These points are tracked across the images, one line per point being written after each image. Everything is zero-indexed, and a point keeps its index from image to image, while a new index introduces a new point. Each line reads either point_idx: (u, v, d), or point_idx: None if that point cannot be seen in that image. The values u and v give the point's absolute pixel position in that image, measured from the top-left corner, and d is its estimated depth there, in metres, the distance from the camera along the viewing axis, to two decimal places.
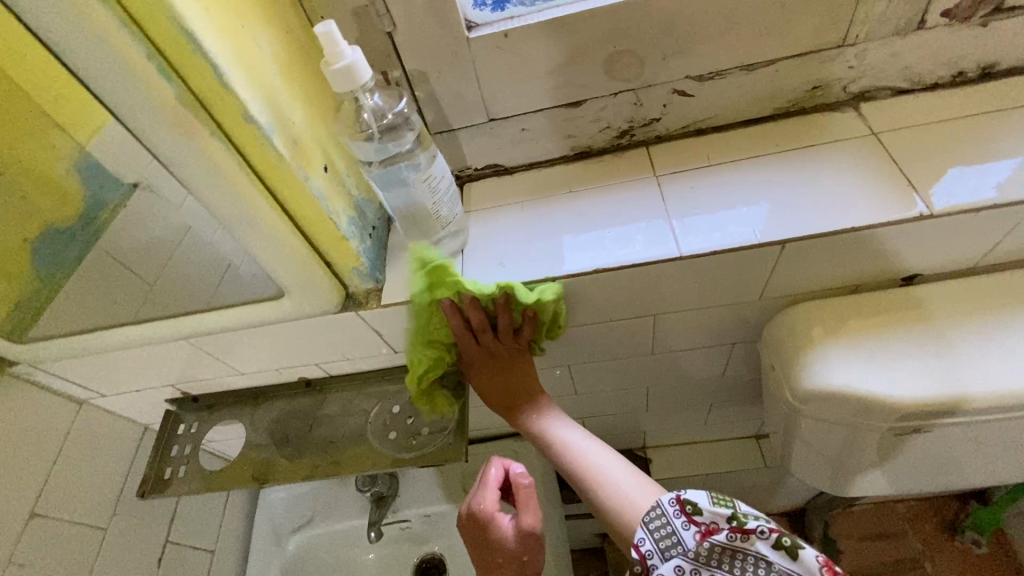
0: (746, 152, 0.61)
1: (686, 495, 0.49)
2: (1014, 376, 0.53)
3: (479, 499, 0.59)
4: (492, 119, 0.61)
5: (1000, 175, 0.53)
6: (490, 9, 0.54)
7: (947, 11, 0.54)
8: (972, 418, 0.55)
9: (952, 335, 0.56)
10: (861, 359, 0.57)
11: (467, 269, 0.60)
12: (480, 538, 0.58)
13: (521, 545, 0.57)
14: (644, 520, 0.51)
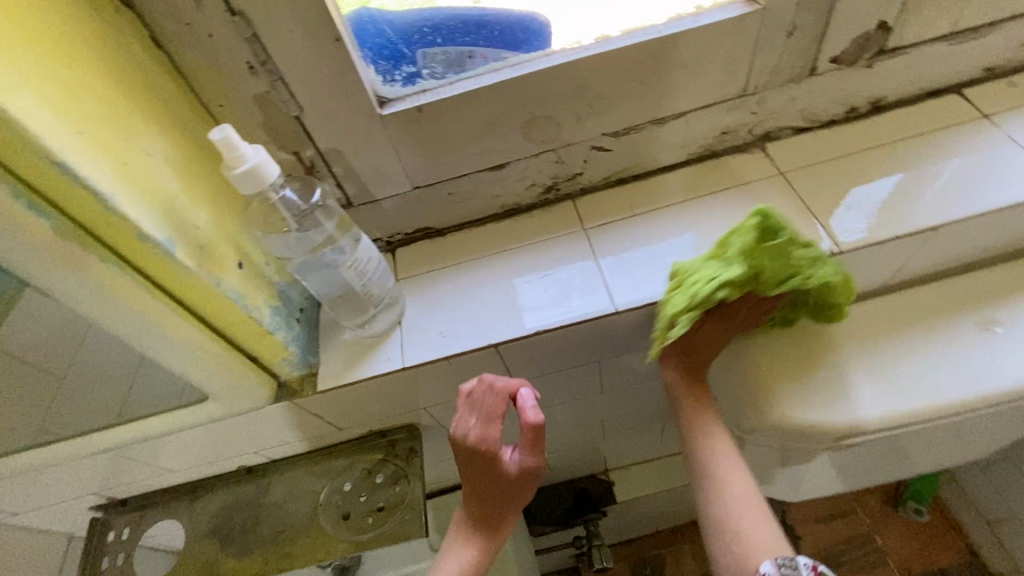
0: (668, 200, 0.63)
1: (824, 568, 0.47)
2: (939, 390, 0.56)
3: (474, 436, 0.52)
4: (415, 187, 0.60)
5: (897, 206, 0.57)
6: (401, 84, 0.53)
7: (834, 57, 0.57)
8: (883, 433, 0.56)
9: (882, 356, 0.59)
10: (811, 389, 0.58)
11: (408, 346, 0.57)
12: (471, 468, 0.55)
13: (520, 480, 0.55)
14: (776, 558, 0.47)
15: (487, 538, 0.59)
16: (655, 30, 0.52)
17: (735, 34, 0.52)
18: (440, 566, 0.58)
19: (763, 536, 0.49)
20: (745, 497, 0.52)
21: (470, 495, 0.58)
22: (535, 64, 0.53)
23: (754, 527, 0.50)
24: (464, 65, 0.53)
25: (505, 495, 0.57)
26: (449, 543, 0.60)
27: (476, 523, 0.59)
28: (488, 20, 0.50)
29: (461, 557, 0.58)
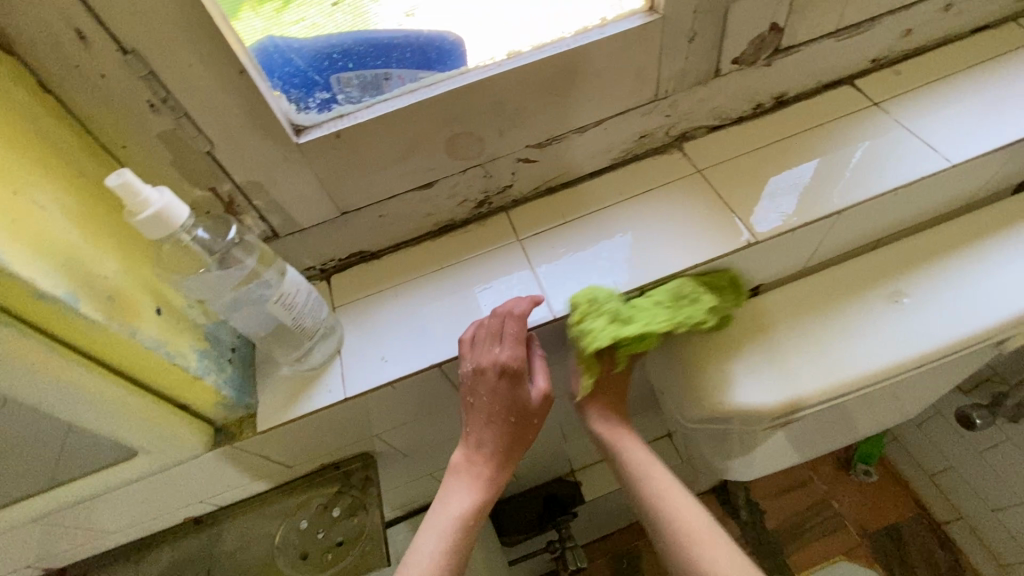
0: (597, 204, 0.65)
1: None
2: (858, 358, 0.60)
3: (497, 359, 0.54)
4: (343, 213, 0.59)
5: (803, 195, 0.60)
6: (317, 111, 0.52)
7: (735, 59, 0.60)
8: (810, 408, 0.60)
9: (796, 335, 0.63)
10: (758, 369, 0.61)
11: (350, 374, 0.57)
12: (487, 397, 0.56)
13: (538, 407, 0.57)
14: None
15: (488, 483, 0.58)
16: (564, 43, 0.53)
17: (641, 43, 0.54)
18: (438, 513, 0.57)
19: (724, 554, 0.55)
20: (695, 518, 0.58)
21: (477, 435, 0.58)
22: (450, 83, 0.53)
23: (719, 561, 0.55)
24: (379, 87, 0.53)
25: (514, 430, 0.58)
26: (445, 493, 0.58)
27: (477, 467, 0.58)
28: (397, 42, 0.50)
29: (461, 503, 0.57)
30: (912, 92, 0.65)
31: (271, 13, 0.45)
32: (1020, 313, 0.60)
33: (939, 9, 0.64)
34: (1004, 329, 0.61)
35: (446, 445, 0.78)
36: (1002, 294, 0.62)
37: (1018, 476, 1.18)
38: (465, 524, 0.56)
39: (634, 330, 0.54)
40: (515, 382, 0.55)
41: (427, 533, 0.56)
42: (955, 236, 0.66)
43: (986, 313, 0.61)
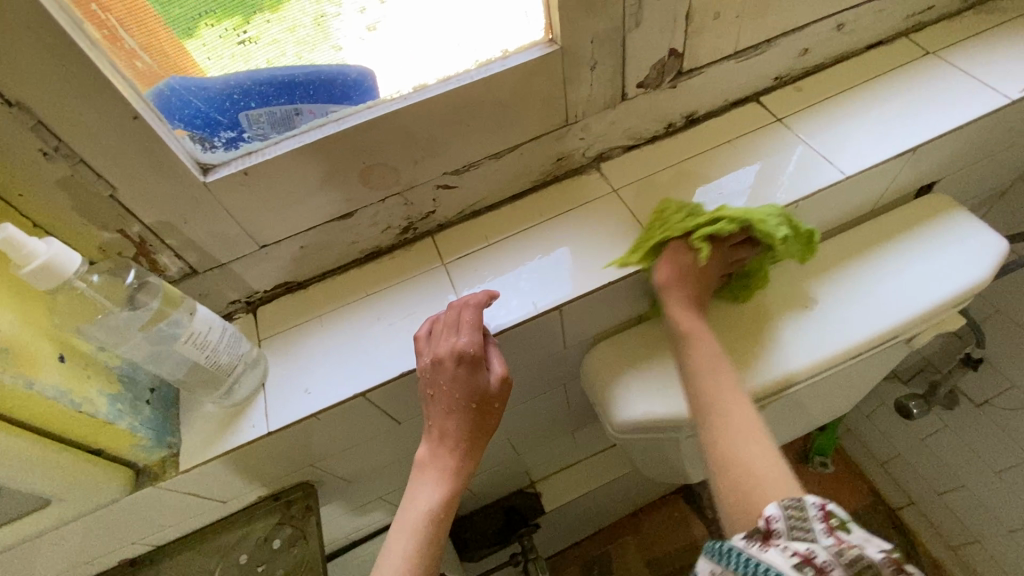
0: (520, 226, 0.67)
1: (832, 509, 0.46)
2: (786, 355, 0.62)
3: (455, 346, 0.54)
4: (262, 246, 0.59)
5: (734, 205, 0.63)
6: (223, 149, 0.53)
7: (639, 83, 0.62)
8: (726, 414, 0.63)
9: (719, 340, 0.65)
10: (678, 382, 0.64)
11: (274, 408, 0.57)
12: (448, 386, 0.54)
13: (497, 393, 0.55)
14: (781, 501, 0.46)
15: (454, 476, 0.55)
16: (468, 76, 0.55)
17: (543, 73, 0.56)
18: (405, 513, 0.54)
19: (767, 470, 0.49)
20: (747, 428, 0.52)
21: (440, 427, 0.55)
22: (358, 116, 0.54)
23: (759, 458, 0.50)
24: (286, 123, 0.54)
25: (478, 417, 0.55)
26: (411, 492, 0.55)
27: (442, 460, 0.55)
28: (298, 80, 0.51)
29: (428, 500, 0.54)
30: (812, 108, 0.69)
31: (230, 29, 0.46)
32: (936, 305, 0.64)
33: (832, 29, 0.67)
34: (909, 324, 0.64)
35: (392, 466, 0.78)
36: (906, 291, 0.65)
37: (958, 460, 1.23)
38: (433, 521, 0.53)
39: (704, 216, 0.59)
40: (474, 367, 0.54)
41: (397, 534, 0.53)
42: (862, 239, 0.70)
43: (893, 311, 0.64)
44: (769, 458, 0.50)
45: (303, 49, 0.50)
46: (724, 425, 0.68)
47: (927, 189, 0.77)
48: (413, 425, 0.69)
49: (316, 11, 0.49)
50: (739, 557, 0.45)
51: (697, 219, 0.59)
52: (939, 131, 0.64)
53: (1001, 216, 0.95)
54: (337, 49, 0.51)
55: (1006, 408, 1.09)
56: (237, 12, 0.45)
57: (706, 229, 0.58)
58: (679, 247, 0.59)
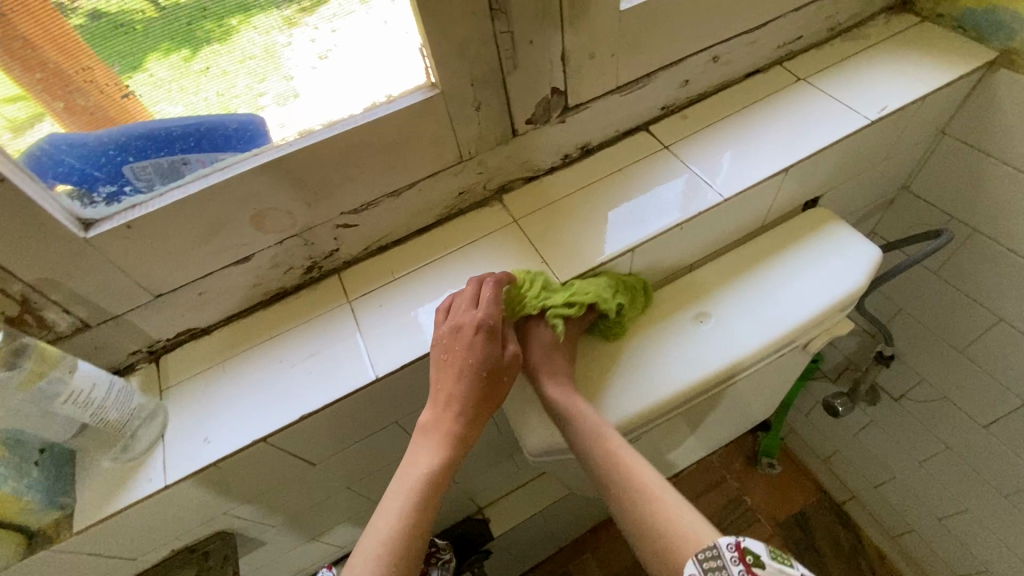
0: (426, 259, 0.68)
1: (749, 545, 0.48)
2: (705, 357, 0.66)
3: (476, 315, 0.57)
4: (158, 295, 0.59)
5: (643, 227, 0.67)
6: (104, 204, 0.53)
7: (529, 119, 0.65)
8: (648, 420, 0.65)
9: (643, 346, 0.68)
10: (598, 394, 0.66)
11: (171, 461, 0.57)
12: (463, 354, 0.57)
13: (507, 366, 0.59)
14: (697, 556, 0.50)
15: (455, 445, 0.56)
16: (353, 121, 0.57)
17: (429, 115, 0.59)
18: (405, 475, 0.55)
19: (674, 523, 0.53)
20: (655, 482, 0.56)
21: (448, 393, 0.57)
22: (245, 164, 0.55)
23: (675, 514, 0.54)
24: (171, 174, 0.54)
25: (488, 387, 0.58)
26: (412, 456, 0.56)
27: (446, 426, 0.56)
28: (175, 134, 0.52)
29: (427, 464, 0.55)
30: (696, 135, 0.74)
31: (177, 63, 0.48)
32: (841, 296, 0.69)
33: (708, 61, 0.73)
34: (765, 352, 0.67)
35: (317, 504, 0.77)
36: (758, 323, 0.68)
37: (887, 452, 1.29)
38: (431, 483, 0.54)
39: (556, 298, 0.62)
40: (491, 338, 0.58)
41: (395, 494, 0.54)
42: (744, 258, 0.74)
43: (743, 343, 0.67)
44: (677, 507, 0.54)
45: (254, 80, 0.52)
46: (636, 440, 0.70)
47: (812, 204, 0.82)
48: (328, 462, 0.69)
49: (266, 42, 0.51)
50: None
51: (550, 297, 0.62)
52: (806, 152, 0.70)
53: (892, 221, 1.02)
54: (288, 78, 0.54)
55: (920, 401, 1.14)
56: (185, 46, 0.47)
57: (561, 310, 0.61)
58: (536, 322, 0.63)
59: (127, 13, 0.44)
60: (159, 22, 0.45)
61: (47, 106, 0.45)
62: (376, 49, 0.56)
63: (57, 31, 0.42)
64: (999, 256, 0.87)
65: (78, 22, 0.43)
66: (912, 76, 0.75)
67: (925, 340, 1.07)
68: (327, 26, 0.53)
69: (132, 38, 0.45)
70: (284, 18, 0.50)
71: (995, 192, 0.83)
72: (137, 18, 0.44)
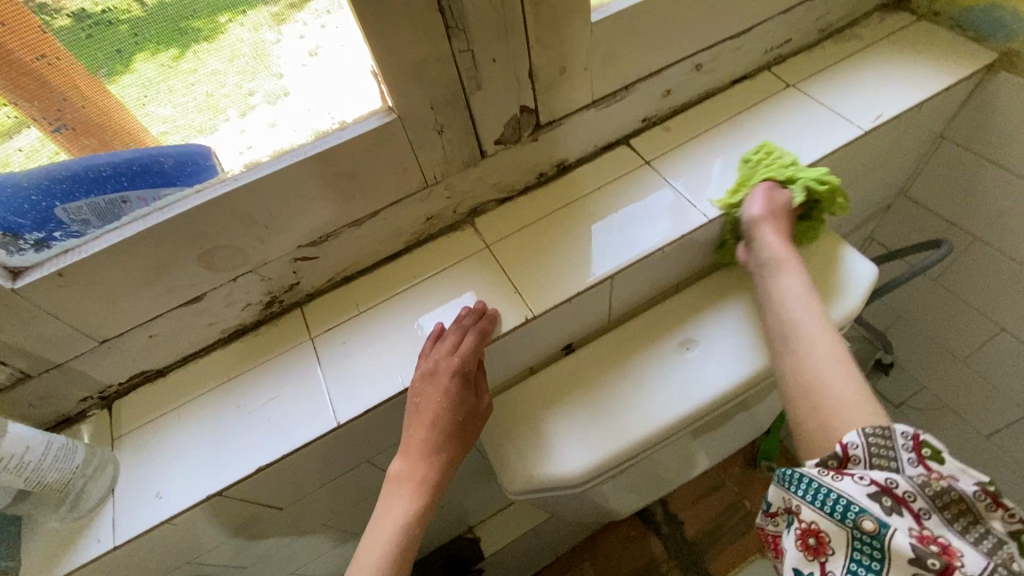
0: (393, 290, 0.64)
1: (923, 438, 0.45)
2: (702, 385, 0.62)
3: (453, 361, 0.54)
4: (104, 340, 0.55)
5: (628, 246, 0.63)
6: (33, 251, 0.49)
7: (498, 139, 0.61)
8: (637, 454, 0.62)
9: (632, 377, 0.64)
10: (582, 430, 0.62)
11: (121, 519, 0.54)
12: (438, 400, 0.54)
13: (480, 414, 0.57)
14: (863, 429, 0.44)
15: (431, 493, 0.53)
16: (301, 151, 0.53)
17: (386, 142, 0.55)
18: (377, 526, 0.52)
19: (849, 391, 0.46)
20: (831, 355, 0.49)
21: (421, 441, 0.53)
22: (186, 203, 0.51)
23: (833, 384, 0.47)
24: (109, 214, 0.50)
25: (463, 433, 0.55)
26: (383, 506, 0.53)
27: (419, 475, 0.53)
28: (105, 173, 0.47)
29: (402, 515, 0.52)
30: (679, 149, 0.70)
31: (165, 62, 0.44)
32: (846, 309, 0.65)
33: (691, 70, 0.68)
34: (753, 382, 0.62)
35: (291, 542, 0.74)
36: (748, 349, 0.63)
37: None
38: (404, 537, 0.51)
39: (805, 171, 0.60)
40: (467, 384, 0.55)
41: (370, 544, 0.51)
42: (734, 277, 0.69)
43: (738, 368, 0.63)
44: (851, 379, 0.47)
45: (244, 78, 0.48)
46: (621, 474, 0.67)
47: None
48: (295, 505, 0.65)
49: (255, 40, 0.47)
50: (812, 486, 0.44)
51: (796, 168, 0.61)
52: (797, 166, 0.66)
53: (890, 226, 0.97)
54: (279, 76, 0.50)
55: (922, 409, 1.10)
56: (172, 44, 0.44)
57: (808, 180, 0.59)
58: (771, 186, 0.61)
59: (113, 10, 0.41)
60: (146, 20, 0.42)
61: (28, 113, 0.43)
62: (329, 74, 0.52)
63: (31, 36, 0.39)
64: (1002, 265, 0.83)
65: (59, 25, 0.40)
66: (910, 81, 0.71)
67: (926, 348, 1.03)
68: (318, 22, 0.48)
69: (116, 37, 0.42)
70: (273, 14, 0.46)
71: (998, 199, 0.79)
72: (123, 17, 0.41)
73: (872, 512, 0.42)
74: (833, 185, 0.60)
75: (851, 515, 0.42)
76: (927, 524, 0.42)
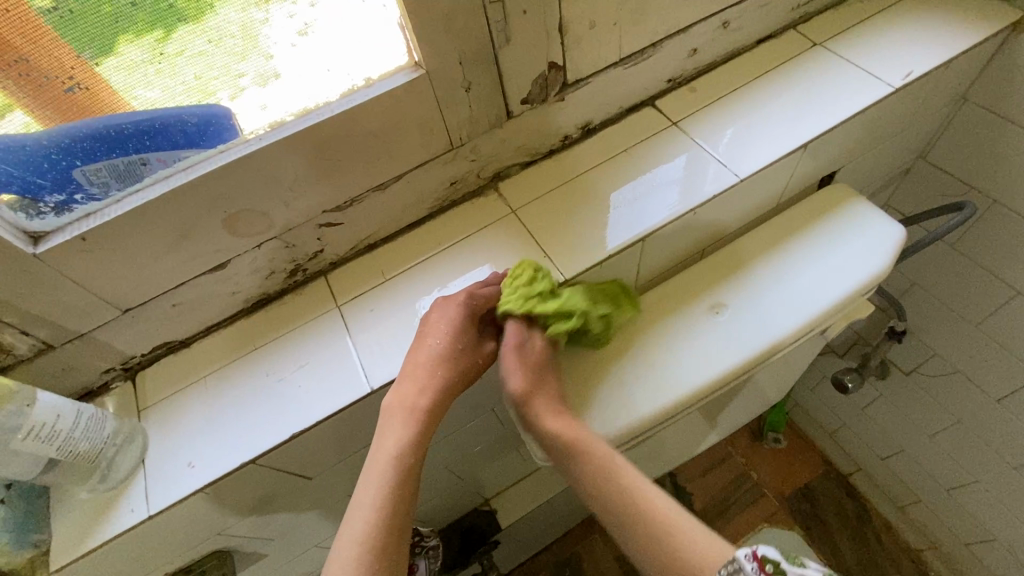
0: (418, 257, 0.63)
1: (768, 552, 0.44)
2: (724, 353, 0.62)
3: (459, 296, 0.55)
4: (127, 309, 0.54)
5: (656, 207, 0.62)
6: (54, 215, 0.48)
7: (524, 99, 0.60)
8: (659, 423, 0.62)
9: (656, 345, 0.63)
10: (602, 399, 0.61)
11: (154, 489, 0.53)
12: (440, 329, 0.54)
13: (478, 356, 0.56)
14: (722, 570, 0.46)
15: (426, 422, 0.51)
16: (328, 109, 0.51)
17: (413, 99, 0.53)
18: (374, 457, 0.50)
19: (697, 537, 0.49)
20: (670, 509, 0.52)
21: (417, 366, 0.53)
22: (209, 164, 0.49)
23: (686, 534, 0.50)
24: (130, 176, 0.49)
25: (459, 365, 0.54)
26: (379, 436, 0.51)
27: (412, 402, 0.51)
28: (127, 132, 0.46)
29: (397, 445, 0.50)
30: (705, 110, 0.69)
31: (152, 45, 0.43)
32: (867, 278, 0.65)
33: (717, 27, 0.67)
34: (750, 363, 0.62)
35: (317, 514, 0.74)
36: (772, 317, 0.63)
37: (896, 426, 1.26)
38: (402, 464, 0.50)
39: (548, 306, 0.56)
40: (472, 319, 0.56)
41: (368, 477, 0.49)
42: (744, 249, 0.68)
43: (762, 335, 0.62)
44: (695, 525, 0.51)
45: (232, 60, 0.47)
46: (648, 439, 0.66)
47: (829, 180, 0.77)
48: (324, 474, 0.65)
49: (243, 20, 0.46)
50: None
51: (543, 306, 0.56)
52: (826, 125, 0.64)
53: (908, 193, 0.97)
54: (269, 57, 0.49)
55: (932, 375, 1.11)
56: (158, 26, 0.43)
57: (559, 328, 0.56)
58: (526, 330, 0.57)
59: None
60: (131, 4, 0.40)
61: (15, 96, 0.41)
62: (319, 49, 0.50)
63: (12, 18, 0.38)
64: (1022, 227, 0.83)
65: (43, 7, 0.38)
66: (939, 38, 0.69)
67: (939, 315, 1.03)
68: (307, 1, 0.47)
69: (102, 20, 0.40)
70: None
71: (1020, 160, 0.78)
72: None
73: None
74: (579, 312, 0.56)
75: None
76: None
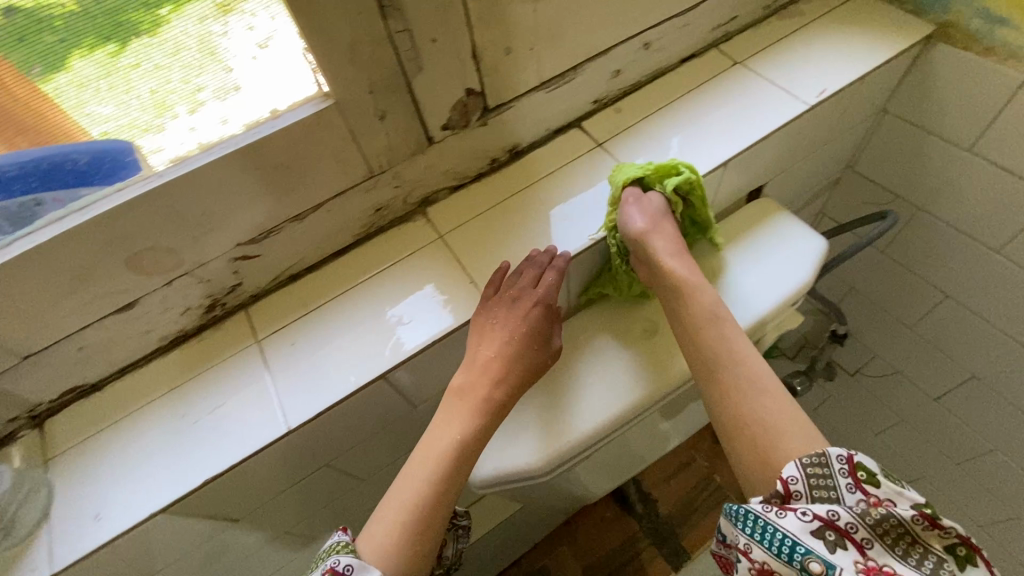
0: (344, 286, 0.62)
1: (860, 461, 0.45)
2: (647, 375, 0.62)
3: (537, 293, 0.56)
4: (27, 356, 0.51)
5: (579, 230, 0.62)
6: None
7: (444, 125, 0.59)
8: (585, 450, 0.61)
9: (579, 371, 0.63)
10: (521, 428, 0.61)
11: (58, 545, 0.50)
12: (515, 319, 0.55)
13: (546, 346, 0.57)
14: (800, 460, 0.45)
15: (489, 413, 0.51)
16: (232, 142, 0.50)
17: (324, 130, 0.52)
18: (432, 441, 0.50)
19: (783, 416, 0.47)
20: (765, 382, 0.50)
21: (489, 355, 0.53)
22: (104, 204, 0.47)
23: (774, 408, 0.48)
24: (21, 219, 0.47)
25: (526, 361, 0.55)
26: (440, 421, 0.51)
27: (482, 394, 0.51)
28: (10, 174, 0.44)
29: (460, 429, 0.50)
30: (631, 129, 0.69)
31: (104, 59, 0.42)
32: (794, 291, 0.66)
33: (638, 49, 0.67)
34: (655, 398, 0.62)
35: (250, 554, 0.71)
36: None
37: (845, 426, 1.30)
38: (461, 452, 0.49)
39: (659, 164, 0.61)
40: (547, 314, 0.56)
41: (421, 459, 0.49)
42: None
43: None
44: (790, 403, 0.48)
45: (190, 73, 0.46)
46: (579, 463, 0.66)
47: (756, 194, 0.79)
48: (252, 514, 0.63)
49: (200, 32, 0.45)
50: (756, 522, 0.45)
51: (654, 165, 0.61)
52: (747, 142, 0.66)
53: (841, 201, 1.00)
54: (228, 69, 0.48)
55: (875, 376, 1.14)
56: (110, 39, 0.42)
57: (671, 180, 0.60)
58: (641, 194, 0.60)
59: (46, 8, 0.39)
60: (81, 15, 0.40)
61: None
62: (273, 64, 0.50)
63: None
64: (945, 232, 0.86)
65: None
66: (853, 56, 0.72)
67: (876, 317, 1.06)
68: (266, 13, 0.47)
69: (51, 34, 0.40)
70: (217, 6, 0.45)
71: (939, 169, 0.81)
72: (58, 13, 0.39)
73: (817, 553, 0.42)
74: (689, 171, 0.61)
75: (799, 556, 0.43)
76: (871, 554, 0.42)
